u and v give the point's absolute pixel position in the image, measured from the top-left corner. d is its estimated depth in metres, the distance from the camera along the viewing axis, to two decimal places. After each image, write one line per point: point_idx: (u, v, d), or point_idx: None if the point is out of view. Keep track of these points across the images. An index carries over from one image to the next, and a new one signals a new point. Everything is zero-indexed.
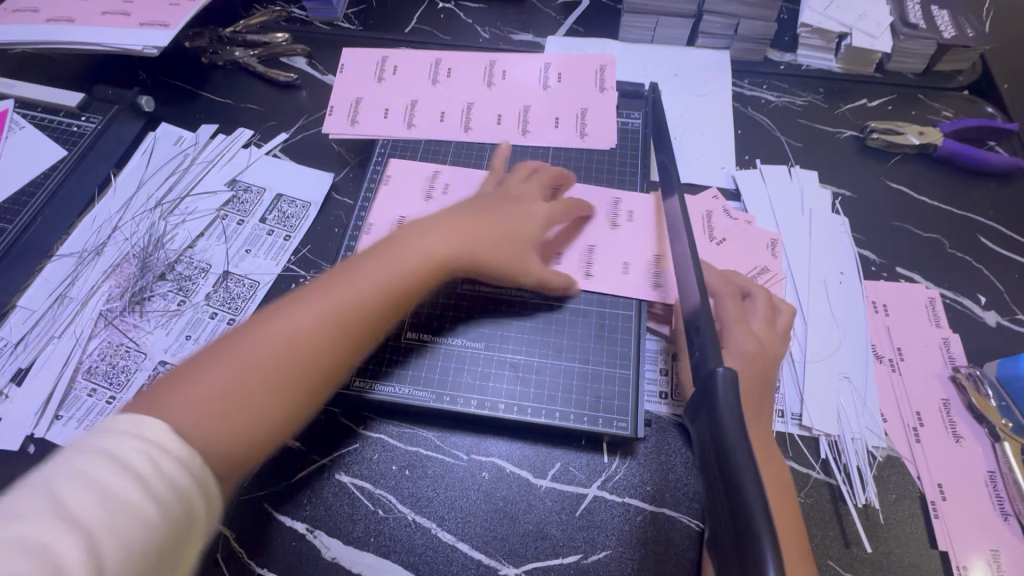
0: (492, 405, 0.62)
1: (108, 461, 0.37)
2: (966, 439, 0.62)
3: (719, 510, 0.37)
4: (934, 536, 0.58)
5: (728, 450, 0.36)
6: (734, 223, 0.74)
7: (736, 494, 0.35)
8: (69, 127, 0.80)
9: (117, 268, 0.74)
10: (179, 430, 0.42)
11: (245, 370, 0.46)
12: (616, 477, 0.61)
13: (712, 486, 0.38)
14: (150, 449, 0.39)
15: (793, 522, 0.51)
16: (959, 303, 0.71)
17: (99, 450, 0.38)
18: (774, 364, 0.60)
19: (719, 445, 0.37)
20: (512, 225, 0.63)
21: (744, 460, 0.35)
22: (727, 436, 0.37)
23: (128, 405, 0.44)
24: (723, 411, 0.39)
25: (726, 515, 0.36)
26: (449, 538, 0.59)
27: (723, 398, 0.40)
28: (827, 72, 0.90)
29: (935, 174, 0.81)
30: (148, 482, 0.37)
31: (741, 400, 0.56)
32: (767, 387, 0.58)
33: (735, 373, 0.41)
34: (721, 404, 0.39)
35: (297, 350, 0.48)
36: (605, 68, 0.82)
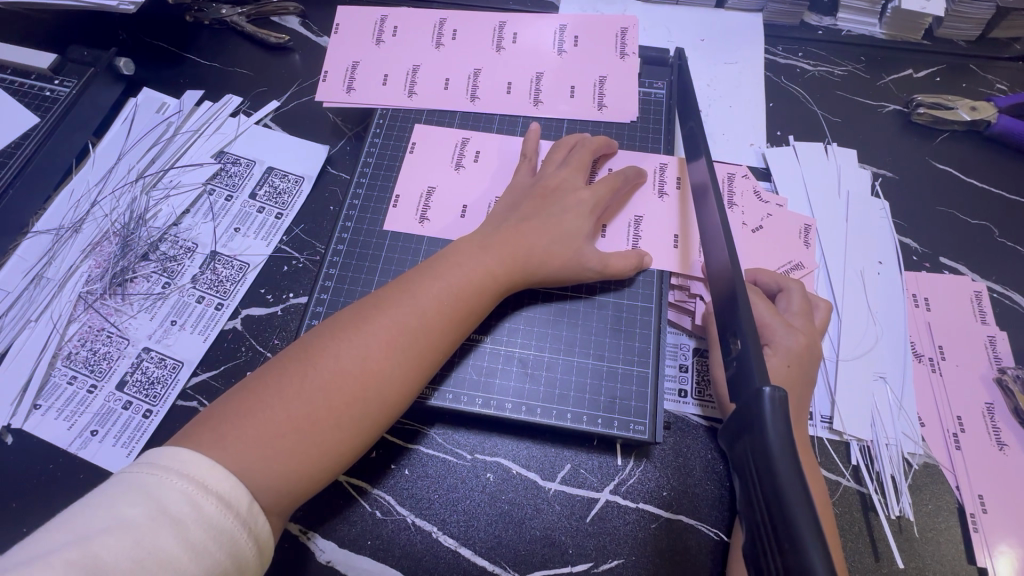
0: (499, 404, 0.57)
1: (147, 501, 0.38)
2: (1010, 447, 0.58)
3: (761, 555, 0.31)
4: (972, 551, 0.54)
5: (783, 490, 0.31)
6: (765, 207, 0.68)
7: (790, 542, 0.29)
8: (42, 92, 0.74)
9: (97, 246, 0.69)
10: (241, 470, 0.42)
11: (306, 405, 0.45)
12: (630, 481, 0.57)
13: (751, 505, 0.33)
14: (189, 490, 0.39)
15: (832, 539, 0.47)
16: (1008, 297, 0.65)
17: (138, 489, 0.39)
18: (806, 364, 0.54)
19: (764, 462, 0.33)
20: (555, 224, 0.58)
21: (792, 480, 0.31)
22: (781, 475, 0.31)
23: (179, 436, 0.44)
24: (775, 442, 0.33)
25: (770, 561, 0.30)
26: (452, 542, 0.55)
27: (771, 423, 0.34)
28: (870, 38, 0.82)
29: (986, 154, 0.74)
30: (184, 525, 0.37)
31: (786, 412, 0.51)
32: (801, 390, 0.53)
33: (786, 395, 0.35)
34: (769, 431, 0.34)
35: (359, 386, 0.47)
36: (626, 31, 0.74)
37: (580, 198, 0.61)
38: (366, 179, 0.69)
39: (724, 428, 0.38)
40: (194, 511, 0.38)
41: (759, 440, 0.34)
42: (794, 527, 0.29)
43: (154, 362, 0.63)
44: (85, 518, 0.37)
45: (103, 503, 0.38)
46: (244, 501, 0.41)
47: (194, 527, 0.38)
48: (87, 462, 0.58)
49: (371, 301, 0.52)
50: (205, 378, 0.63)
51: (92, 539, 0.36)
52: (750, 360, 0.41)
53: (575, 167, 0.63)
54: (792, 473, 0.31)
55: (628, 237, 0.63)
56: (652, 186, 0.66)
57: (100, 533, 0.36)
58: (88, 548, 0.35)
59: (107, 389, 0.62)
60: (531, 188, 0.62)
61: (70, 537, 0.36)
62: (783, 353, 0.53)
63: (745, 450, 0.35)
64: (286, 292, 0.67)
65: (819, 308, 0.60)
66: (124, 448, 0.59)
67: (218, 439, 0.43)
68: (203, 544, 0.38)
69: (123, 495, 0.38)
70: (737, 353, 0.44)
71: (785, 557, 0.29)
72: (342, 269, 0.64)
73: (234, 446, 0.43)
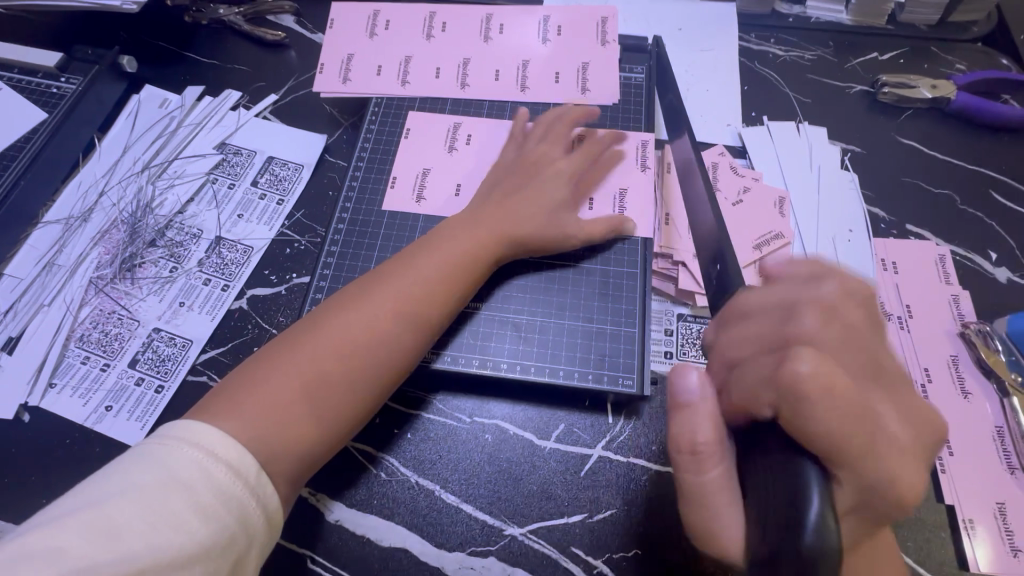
0: (496, 365, 0.61)
1: (158, 469, 0.41)
2: (974, 395, 0.62)
3: None
4: (941, 491, 0.58)
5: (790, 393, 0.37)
6: (741, 180, 0.72)
7: None
8: (48, 89, 0.77)
9: (105, 234, 0.72)
10: (260, 434, 0.45)
11: (314, 375, 0.49)
12: (621, 438, 0.60)
13: None
14: (199, 458, 0.42)
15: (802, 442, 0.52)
16: (970, 260, 0.70)
17: (152, 458, 0.42)
18: None
19: None
20: (532, 197, 0.62)
21: None
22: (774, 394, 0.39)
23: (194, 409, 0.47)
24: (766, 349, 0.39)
25: None
26: (453, 499, 0.58)
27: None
28: (837, 24, 0.86)
29: (947, 129, 0.79)
30: (193, 489, 0.40)
31: None
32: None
33: None
34: None
35: (365, 355, 0.51)
36: (607, 20, 0.78)
37: (561, 171, 0.65)
38: (364, 164, 0.73)
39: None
40: (203, 476, 0.41)
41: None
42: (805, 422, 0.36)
43: (165, 341, 0.66)
44: (100, 485, 0.40)
45: (118, 473, 0.41)
46: (252, 467, 0.44)
47: (205, 491, 0.40)
48: (103, 435, 0.61)
49: (373, 276, 0.56)
50: (215, 355, 0.66)
51: (105, 503, 0.39)
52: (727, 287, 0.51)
53: (552, 145, 0.67)
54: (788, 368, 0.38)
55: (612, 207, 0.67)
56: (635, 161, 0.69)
57: (112, 498, 0.39)
58: (102, 511, 0.38)
59: (119, 367, 0.65)
60: (518, 165, 0.66)
61: (85, 502, 0.39)
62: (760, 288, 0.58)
63: None
64: (289, 273, 0.70)
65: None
66: (138, 421, 0.62)
67: (232, 408, 0.46)
68: (212, 507, 0.40)
69: (136, 464, 0.41)
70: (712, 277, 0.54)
71: None
72: (343, 249, 0.68)
73: (248, 413, 0.46)
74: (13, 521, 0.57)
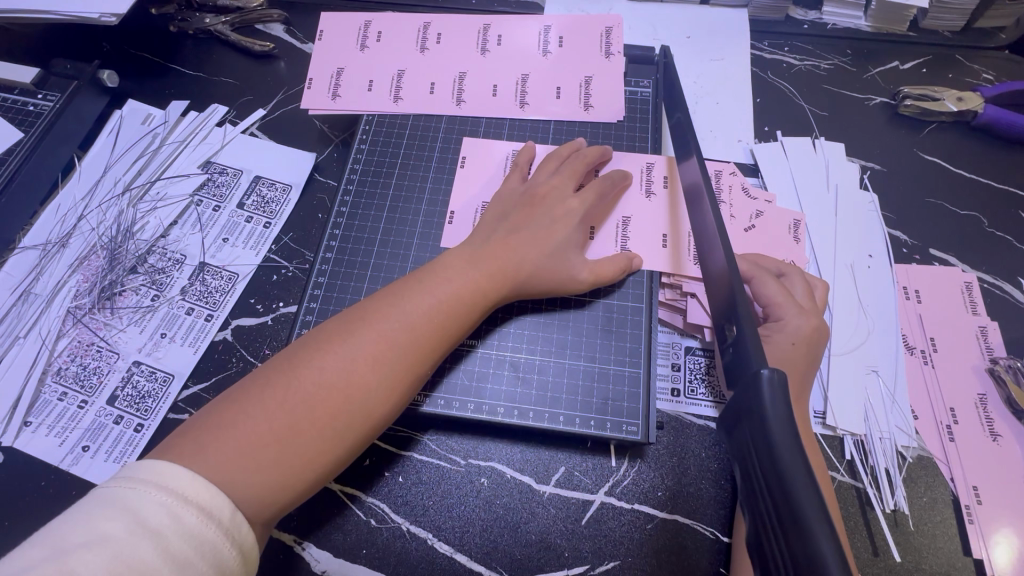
0: (492, 408, 0.57)
1: (125, 514, 0.38)
2: (1003, 437, 0.58)
3: (763, 540, 0.31)
4: (968, 543, 0.54)
5: (798, 507, 0.29)
6: (753, 203, 0.68)
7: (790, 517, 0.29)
8: (25, 107, 0.73)
9: (84, 260, 0.68)
10: (224, 480, 0.42)
11: (284, 417, 0.45)
12: (625, 482, 0.57)
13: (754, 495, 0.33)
14: (169, 501, 0.39)
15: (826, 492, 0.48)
16: (999, 288, 0.65)
17: (117, 503, 0.38)
18: (812, 347, 0.54)
19: (766, 449, 0.32)
20: (543, 232, 0.58)
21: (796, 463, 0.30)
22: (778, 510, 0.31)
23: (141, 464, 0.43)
24: (778, 440, 0.32)
25: (774, 547, 0.30)
26: (447, 549, 0.55)
27: (773, 421, 0.33)
28: (856, 31, 0.82)
29: (973, 144, 0.74)
30: (163, 536, 0.37)
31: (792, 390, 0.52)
32: (804, 370, 0.53)
33: (785, 376, 0.35)
34: (767, 411, 0.34)
35: (336, 398, 0.47)
36: (611, 30, 0.74)
37: (571, 204, 0.61)
38: (354, 185, 0.69)
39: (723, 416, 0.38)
40: (173, 521, 0.38)
41: (762, 433, 0.33)
42: (814, 550, 0.27)
43: (145, 376, 0.63)
44: (64, 534, 0.37)
45: (80, 520, 0.38)
46: (225, 510, 0.41)
47: (174, 537, 0.37)
48: (79, 478, 0.58)
49: (361, 310, 0.52)
50: (197, 391, 0.62)
51: (69, 554, 0.36)
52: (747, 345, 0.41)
53: (567, 175, 0.63)
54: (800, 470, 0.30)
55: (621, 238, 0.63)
56: (639, 187, 0.66)
57: (78, 547, 0.36)
58: (63, 563, 0.35)
59: (98, 404, 0.61)
60: (523, 192, 0.62)
61: (44, 554, 0.36)
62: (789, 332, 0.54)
63: (743, 433, 0.35)
64: (275, 302, 0.67)
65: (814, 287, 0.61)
66: (116, 463, 0.59)
67: (199, 450, 0.43)
68: (183, 554, 0.37)
69: (101, 510, 0.38)
70: (733, 339, 0.44)
71: (788, 538, 0.28)
72: (331, 278, 0.64)
73: (214, 455, 0.43)
74: None
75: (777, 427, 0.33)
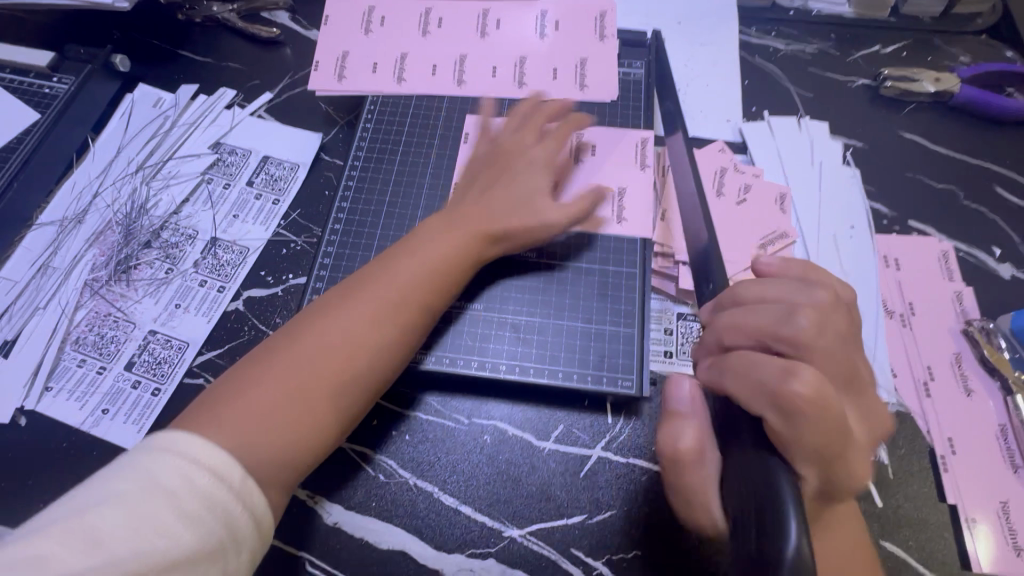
0: (494, 366, 0.60)
1: (144, 478, 0.41)
2: (976, 393, 0.61)
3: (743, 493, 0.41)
4: (943, 490, 0.57)
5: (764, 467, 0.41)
6: (743, 178, 0.71)
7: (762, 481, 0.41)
8: (41, 90, 0.76)
9: (100, 235, 0.71)
10: (245, 442, 0.46)
11: (293, 382, 0.49)
12: (620, 437, 0.60)
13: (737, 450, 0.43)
14: (182, 465, 0.42)
15: None
16: (974, 256, 0.69)
17: (135, 466, 0.41)
18: None
19: None
20: (511, 185, 0.62)
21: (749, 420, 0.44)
22: (789, 525, 0.37)
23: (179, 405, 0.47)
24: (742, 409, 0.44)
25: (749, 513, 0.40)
26: (452, 501, 0.58)
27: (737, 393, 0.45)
28: (839, 17, 0.85)
29: (951, 122, 0.77)
30: (179, 497, 0.40)
31: None
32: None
33: None
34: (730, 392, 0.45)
35: (338, 361, 0.51)
36: (605, 14, 0.77)
37: (564, 174, 0.64)
38: (360, 162, 0.72)
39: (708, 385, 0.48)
40: (186, 483, 0.41)
41: None
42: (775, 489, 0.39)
43: (161, 343, 0.66)
44: (85, 495, 0.40)
45: (103, 481, 0.41)
46: (236, 474, 0.43)
47: (188, 498, 0.40)
48: (100, 439, 0.61)
49: (352, 281, 0.56)
50: (211, 357, 0.65)
51: (89, 511, 0.39)
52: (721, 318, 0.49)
53: (535, 134, 0.66)
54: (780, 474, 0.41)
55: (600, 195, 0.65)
56: (609, 149, 0.69)
57: (98, 505, 0.39)
58: (84, 519, 0.38)
59: (116, 370, 0.64)
60: (512, 159, 0.65)
61: (68, 510, 0.39)
62: None
63: None
64: (285, 274, 0.69)
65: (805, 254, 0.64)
66: (135, 424, 0.61)
67: (216, 421, 0.46)
68: (196, 514, 0.40)
69: (123, 473, 0.41)
70: None
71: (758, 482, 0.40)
72: (339, 249, 0.67)
73: (232, 422, 0.46)
74: (9, 526, 0.57)
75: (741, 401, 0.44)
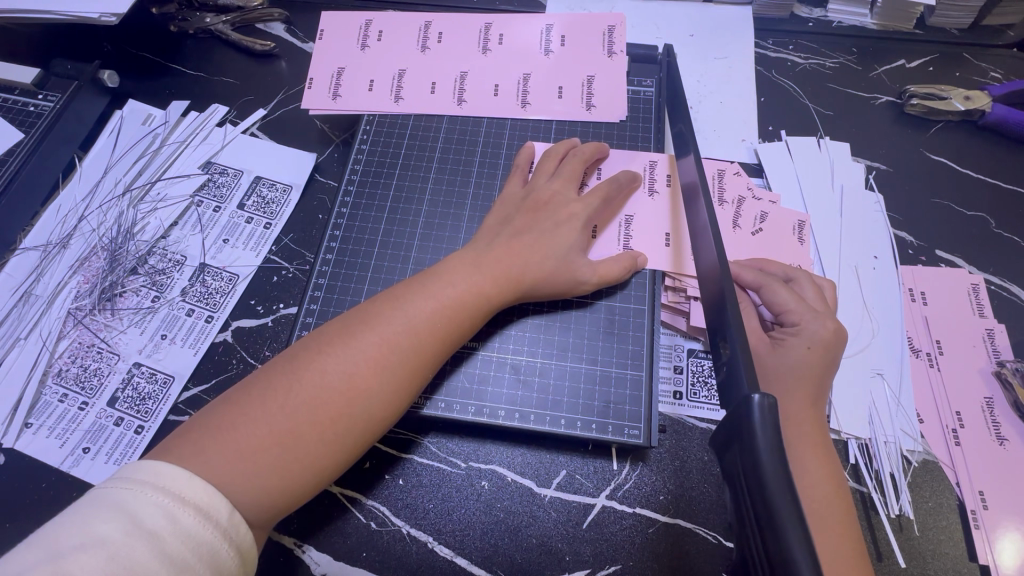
0: (493, 411, 0.57)
1: (120, 516, 0.38)
2: (1010, 442, 0.57)
3: (750, 560, 0.30)
4: (974, 549, 0.53)
5: (774, 513, 0.29)
6: (758, 205, 0.67)
7: (769, 525, 0.28)
8: (26, 107, 0.73)
9: (85, 261, 0.68)
10: (224, 483, 0.42)
11: (285, 422, 0.45)
12: (626, 486, 0.56)
13: (741, 504, 0.32)
14: (165, 503, 0.39)
15: (845, 520, 0.46)
16: (1007, 290, 0.65)
17: (112, 505, 0.38)
18: (829, 358, 0.53)
19: (748, 462, 0.31)
20: (548, 238, 0.58)
21: (774, 467, 0.30)
22: None
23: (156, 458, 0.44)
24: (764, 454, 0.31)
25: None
26: (447, 552, 0.55)
27: (759, 426, 0.32)
28: (861, 29, 0.80)
29: (981, 143, 0.73)
30: (159, 538, 0.37)
31: (794, 401, 0.50)
32: (820, 380, 0.52)
33: (776, 401, 0.33)
34: (757, 435, 0.32)
35: (334, 402, 0.46)
36: (614, 28, 0.73)
37: (573, 210, 0.60)
38: (355, 186, 0.69)
39: (714, 438, 0.36)
40: (169, 523, 0.38)
41: (748, 452, 0.31)
42: (787, 554, 0.27)
43: (145, 377, 0.63)
44: (58, 535, 0.37)
45: (75, 521, 0.38)
46: (223, 510, 0.41)
47: (170, 539, 0.38)
48: (80, 479, 0.58)
49: (364, 311, 0.52)
50: (197, 392, 0.62)
51: (63, 557, 0.36)
52: (739, 363, 0.39)
53: (567, 178, 0.62)
54: (788, 500, 0.29)
55: (635, 253, 0.61)
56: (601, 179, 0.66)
57: (70, 550, 0.36)
58: (58, 567, 0.35)
59: (99, 405, 0.61)
60: (523, 200, 0.61)
61: (40, 557, 0.36)
62: (804, 337, 0.53)
63: (734, 459, 0.33)
64: (276, 303, 0.66)
65: (828, 291, 0.60)
66: (117, 464, 0.59)
67: (199, 453, 0.43)
68: (179, 556, 0.37)
69: (98, 513, 0.38)
70: (727, 359, 0.41)
71: (768, 544, 0.28)
72: (332, 279, 0.64)
73: (215, 457, 0.43)
74: None
75: (762, 436, 0.32)
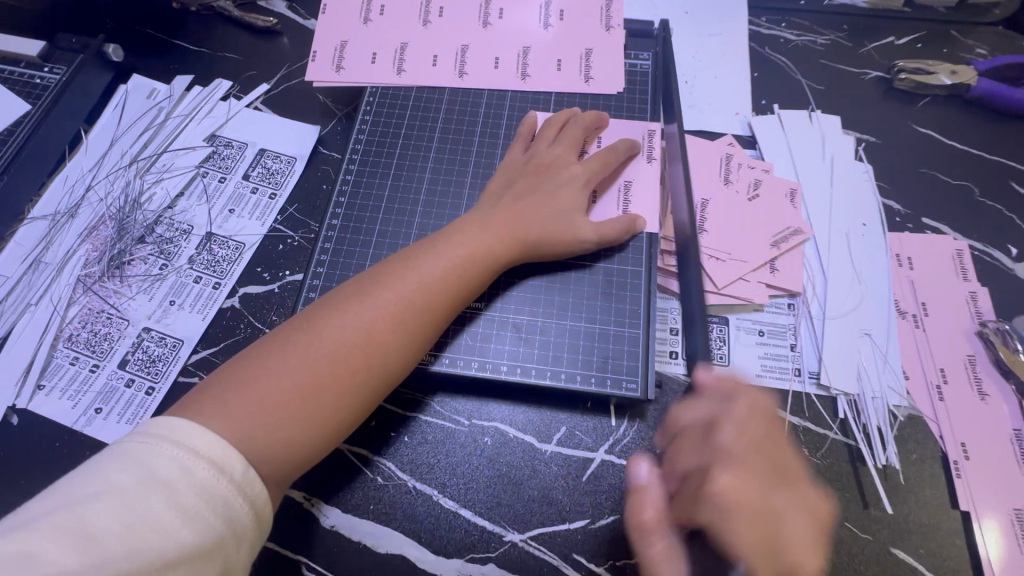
0: (495, 367, 0.59)
1: (137, 468, 0.39)
2: (991, 396, 0.59)
3: None
4: (956, 497, 0.55)
5: None
6: (752, 173, 0.69)
7: None
8: (32, 80, 0.75)
9: (93, 230, 0.70)
10: (246, 431, 0.44)
11: (304, 374, 0.47)
12: (624, 440, 0.58)
13: None
14: (180, 457, 0.40)
15: None
16: (989, 255, 0.67)
17: (131, 457, 0.40)
18: None
19: None
20: (548, 202, 0.60)
21: None
22: None
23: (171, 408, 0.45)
24: None
25: None
26: (452, 504, 0.56)
27: None
28: (852, 7, 0.83)
29: (967, 116, 0.75)
30: (174, 489, 0.39)
31: None
32: None
33: None
34: None
35: (350, 355, 0.48)
36: (611, 4, 0.75)
37: (573, 172, 0.62)
38: (359, 156, 0.70)
39: None
40: (184, 475, 0.40)
41: None
42: None
43: (155, 341, 0.64)
44: (78, 485, 0.39)
45: (95, 472, 0.39)
46: (237, 466, 0.42)
47: (185, 491, 0.39)
48: (92, 438, 0.59)
49: (376, 272, 0.53)
50: (206, 355, 0.64)
51: (80, 503, 0.37)
52: None
53: (568, 144, 0.64)
54: None
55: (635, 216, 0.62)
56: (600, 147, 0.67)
57: (89, 499, 0.38)
58: (74, 512, 0.37)
59: (109, 367, 0.63)
60: (526, 163, 0.63)
61: (58, 503, 0.38)
62: None
63: None
64: (283, 270, 0.68)
65: None
66: (129, 424, 0.60)
67: (218, 405, 0.45)
68: (193, 507, 0.39)
69: (116, 466, 0.39)
70: None
71: None
72: (337, 245, 0.65)
73: (236, 407, 0.44)
74: None
75: None
